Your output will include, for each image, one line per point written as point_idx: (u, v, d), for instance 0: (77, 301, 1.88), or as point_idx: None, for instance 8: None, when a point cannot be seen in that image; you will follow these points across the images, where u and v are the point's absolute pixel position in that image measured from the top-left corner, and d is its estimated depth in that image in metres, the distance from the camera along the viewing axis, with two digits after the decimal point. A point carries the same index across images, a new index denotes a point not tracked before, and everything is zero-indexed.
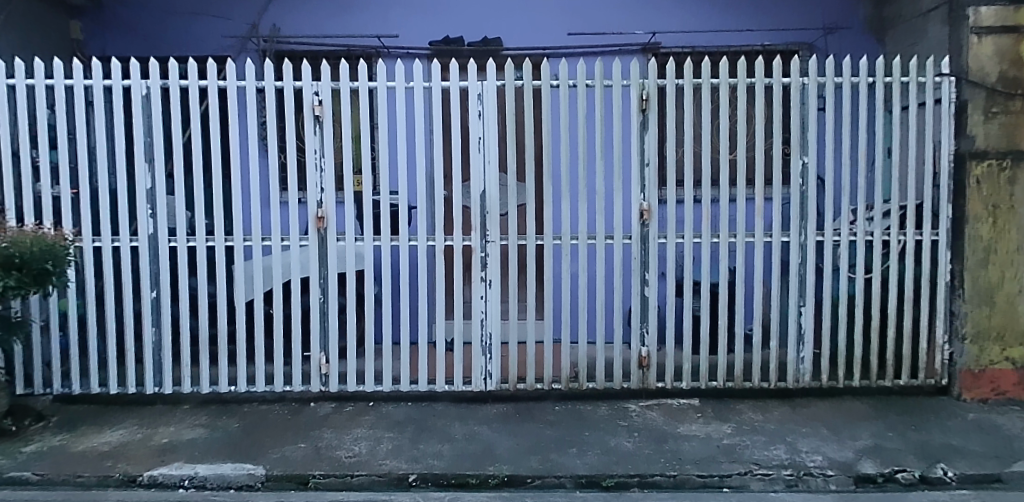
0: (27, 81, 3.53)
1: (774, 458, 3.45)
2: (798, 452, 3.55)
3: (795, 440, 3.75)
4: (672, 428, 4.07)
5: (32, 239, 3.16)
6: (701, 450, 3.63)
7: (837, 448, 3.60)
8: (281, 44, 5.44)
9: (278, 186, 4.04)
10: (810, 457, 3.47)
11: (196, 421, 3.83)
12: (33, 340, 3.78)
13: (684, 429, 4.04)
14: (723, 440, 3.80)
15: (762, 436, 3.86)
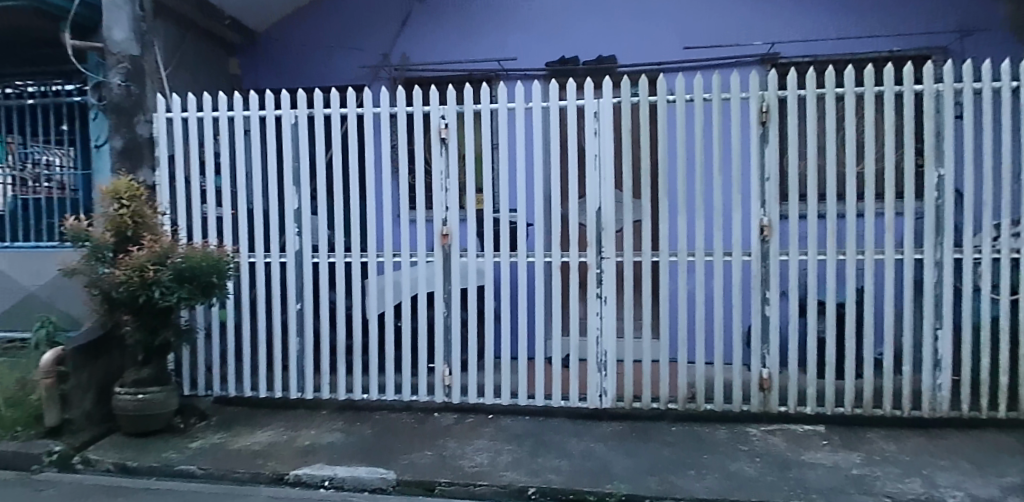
0: (198, 114, 3.96)
1: (909, 492, 3.21)
2: (936, 486, 3.28)
3: (933, 474, 3.46)
4: (796, 454, 3.88)
5: (201, 255, 3.51)
6: (828, 479, 3.44)
7: (981, 484, 3.30)
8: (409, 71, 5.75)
9: (408, 204, 4.27)
10: (950, 492, 3.20)
11: (334, 426, 4.08)
12: (199, 346, 4.20)
13: (809, 456, 3.84)
14: (852, 470, 3.57)
15: (895, 468, 3.60)
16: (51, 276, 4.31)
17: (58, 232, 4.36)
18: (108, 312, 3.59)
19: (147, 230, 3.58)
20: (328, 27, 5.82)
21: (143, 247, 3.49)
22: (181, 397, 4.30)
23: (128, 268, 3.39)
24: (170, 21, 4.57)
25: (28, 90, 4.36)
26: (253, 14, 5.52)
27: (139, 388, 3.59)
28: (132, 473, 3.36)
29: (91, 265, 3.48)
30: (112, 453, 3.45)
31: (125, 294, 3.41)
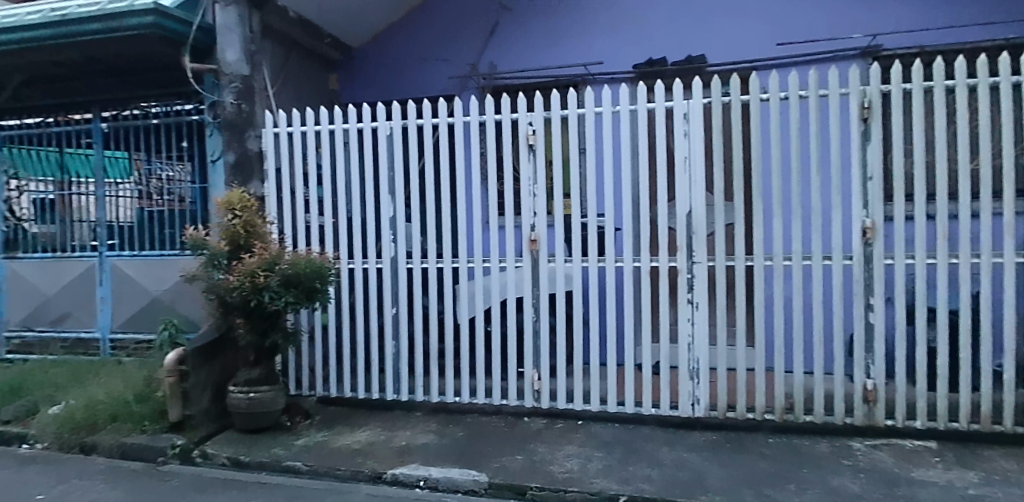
0: (302, 129, 4.19)
1: None
2: None
3: None
4: (905, 471, 3.63)
5: (305, 261, 3.72)
6: (943, 499, 3.20)
7: None
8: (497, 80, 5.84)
9: (497, 211, 4.33)
10: None
11: (428, 427, 4.19)
12: (304, 347, 4.42)
13: (920, 473, 3.59)
14: (970, 490, 3.30)
15: (1020, 490, 3.30)
16: (174, 282, 4.67)
17: (179, 241, 4.69)
18: (223, 315, 3.80)
19: (257, 238, 3.79)
20: (420, 41, 6.00)
21: (253, 255, 3.71)
22: (288, 396, 4.54)
23: (241, 274, 3.61)
24: (277, 42, 4.86)
25: (153, 111, 4.72)
26: (350, 30, 5.78)
27: (251, 387, 3.80)
28: (245, 467, 3.56)
29: (208, 271, 3.73)
30: (227, 447, 3.67)
31: (238, 298, 3.63)
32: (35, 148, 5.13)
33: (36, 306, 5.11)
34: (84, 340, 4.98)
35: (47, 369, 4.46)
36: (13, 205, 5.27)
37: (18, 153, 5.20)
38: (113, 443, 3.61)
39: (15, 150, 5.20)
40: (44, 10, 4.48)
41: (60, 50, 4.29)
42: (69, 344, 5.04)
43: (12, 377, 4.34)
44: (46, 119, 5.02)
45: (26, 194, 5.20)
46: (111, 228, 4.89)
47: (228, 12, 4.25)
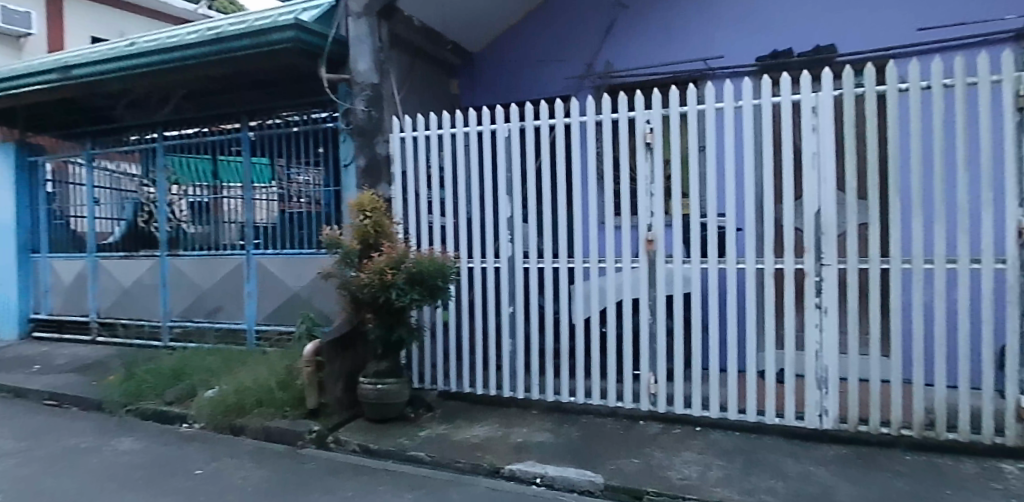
0: (425, 133, 4.39)
1: None
2: None
3: None
4: None
5: (428, 260, 3.87)
6: None
7: None
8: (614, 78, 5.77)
9: (613, 211, 4.31)
10: None
11: (543, 426, 4.23)
12: (427, 342, 4.63)
13: None
14: None
15: None
16: (311, 278, 5.07)
17: (315, 240, 5.07)
18: (355, 310, 4.02)
19: (385, 238, 3.99)
20: (536, 42, 6.04)
21: (381, 254, 3.90)
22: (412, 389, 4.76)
23: (371, 271, 3.81)
24: (402, 51, 5.10)
25: (292, 120, 5.14)
26: (469, 34, 5.94)
27: (379, 378, 4.00)
28: (374, 455, 3.74)
29: (341, 268, 3.96)
30: (357, 435, 3.87)
31: (369, 294, 3.83)
32: (193, 156, 5.67)
33: (193, 298, 5.69)
34: (233, 331, 5.46)
35: (205, 355, 4.90)
36: (173, 207, 5.81)
37: (178, 160, 5.75)
38: (259, 426, 3.93)
39: (176, 158, 5.75)
40: (203, 29, 4.94)
41: (214, 65, 4.70)
42: (220, 333, 5.55)
43: (175, 361, 4.78)
44: (202, 130, 5.63)
45: (185, 198, 5.72)
46: (256, 229, 5.31)
47: (359, 24, 4.51)
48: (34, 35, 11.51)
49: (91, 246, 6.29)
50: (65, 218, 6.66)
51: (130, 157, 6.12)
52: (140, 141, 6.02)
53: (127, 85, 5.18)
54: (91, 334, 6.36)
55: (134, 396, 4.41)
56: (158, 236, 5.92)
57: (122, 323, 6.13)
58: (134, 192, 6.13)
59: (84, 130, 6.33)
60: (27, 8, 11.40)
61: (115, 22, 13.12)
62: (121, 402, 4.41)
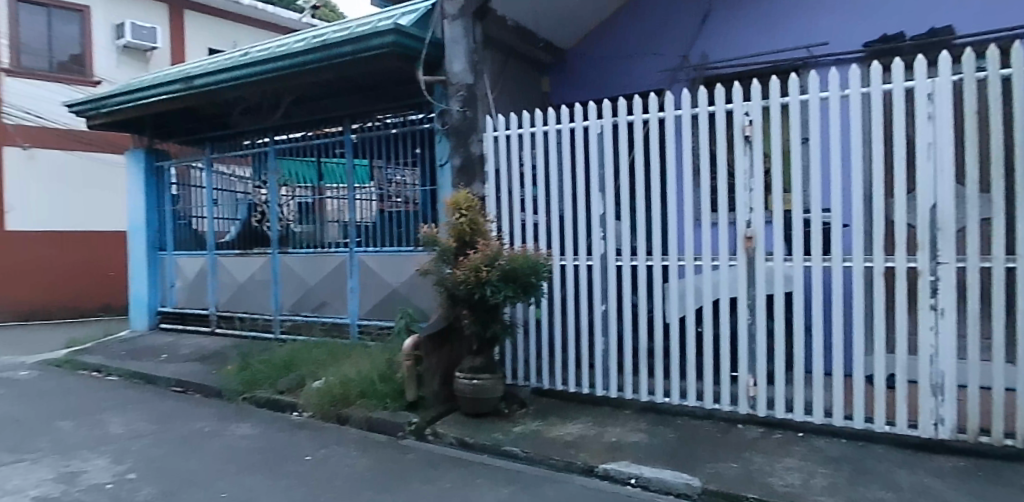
0: (518, 131, 4.44)
1: None
2: None
3: None
4: None
5: (522, 258, 3.90)
6: None
7: None
8: (710, 70, 5.57)
9: (709, 208, 4.19)
10: None
11: (638, 426, 4.17)
12: (519, 339, 4.70)
13: None
14: None
15: None
16: (410, 275, 5.24)
17: (413, 238, 5.27)
18: (450, 306, 4.12)
19: (479, 236, 4.04)
20: (628, 37, 5.95)
21: (477, 251, 3.97)
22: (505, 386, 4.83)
23: (467, 268, 3.88)
24: (496, 50, 5.19)
25: (390, 122, 5.34)
26: (560, 31, 5.93)
27: (474, 374, 4.06)
28: (470, 448, 3.82)
29: (438, 265, 4.05)
30: (455, 428, 3.96)
31: (464, 291, 3.90)
32: (300, 159, 5.97)
33: (301, 294, 6.00)
34: (337, 325, 5.72)
35: (313, 347, 5.15)
36: (283, 207, 6.11)
37: (287, 163, 6.07)
38: (362, 417, 4.09)
39: (285, 161, 6.08)
40: (308, 37, 5.19)
41: (318, 71, 4.94)
42: (326, 327, 5.79)
43: (286, 353, 5.07)
44: (307, 134, 5.93)
45: (294, 199, 6.02)
46: (358, 228, 5.54)
47: (455, 26, 4.60)
48: (160, 48, 12.50)
49: (211, 244, 6.77)
50: (187, 219, 7.19)
51: (244, 160, 6.54)
52: (251, 146, 6.41)
53: (240, 92, 5.52)
54: (210, 326, 6.84)
55: (250, 384, 4.72)
56: (269, 235, 6.28)
57: (238, 317, 6.55)
58: (246, 193, 6.59)
59: (203, 137, 6.82)
60: (152, 23, 12.40)
61: (231, 29, 13.83)
62: (239, 390, 4.73)
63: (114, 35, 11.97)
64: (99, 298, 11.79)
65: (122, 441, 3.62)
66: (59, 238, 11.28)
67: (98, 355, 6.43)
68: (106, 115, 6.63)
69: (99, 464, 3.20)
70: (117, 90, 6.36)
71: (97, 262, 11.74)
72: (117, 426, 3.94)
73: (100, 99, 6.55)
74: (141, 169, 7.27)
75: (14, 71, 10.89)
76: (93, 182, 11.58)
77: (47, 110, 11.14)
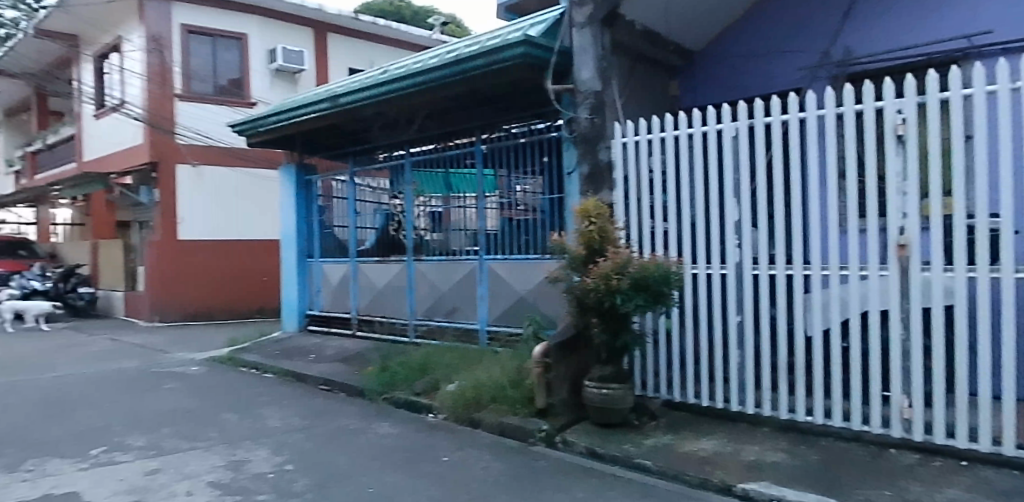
0: (648, 137, 4.40)
1: None
2: None
3: None
4: None
5: (653, 266, 3.78)
6: None
7: None
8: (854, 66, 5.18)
9: (856, 212, 3.90)
10: None
11: (778, 445, 3.92)
12: (647, 350, 4.64)
13: None
14: None
15: None
16: (537, 282, 5.30)
17: (541, 246, 5.32)
18: (580, 314, 4.10)
19: (609, 244, 3.98)
20: (762, 35, 5.70)
21: (607, 259, 3.91)
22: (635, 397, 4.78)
23: (596, 276, 3.84)
24: (621, 55, 5.23)
25: (516, 132, 5.48)
26: (690, 34, 5.80)
27: (604, 383, 4.01)
28: (601, 459, 3.75)
29: (568, 273, 4.08)
30: (585, 437, 3.92)
31: (594, 299, 3.87)
32: (433, 170, 6.23)
33: (434, 300, 6.24)
34: (468, 331, 5.91)
35: (445, 351, 5.34)
36: (418, 217, 6.37)
37: (422, 175, 6.34)
38: (493, 421, 4.19)
39: (420, 173, 6.36)
40: (441, 53, 5.40)
41: (450, 85, 5.13)
42: (457, 332, 6.01)
43: (421, 356, 5.28)
44: (441, 145, 6.21)
45: (428, 208, 6.28)
46: (486, 236, 5.70)
47: (583, 33, 4.59)
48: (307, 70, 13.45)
49: (353, 252, 7.18)
50: (331, 228, 7.68)
51: (383, 172, 6.93)
52: (390, 158, 6.82)
53: (378, 109, 5.85)
54: (351, 329, 7.26)
55: (389, 385, 4.97)
56: (405, 243, 6.59)
57: (377, 320, 6.91)
58: (384, 203, 6.92)
59: (346, 151, 7.31)
60: (300, 46, 13.43)
61: (369, 49, 14.70)
62: (379, 390, 4.99)
63: (267, 59, 12.96)
64: (252, 301, 12.77)
65: (279, 433, 3.91)
66: (218, 246, 12.42)
67: (254, 353, 7.02)
68: (261, 135, 7.26)
69: (260, 454, 3.46)
70: (270, 111, 6.95)
71: (253, 269, 12.78)
72: (275, 419, 4.26)
73: (256, 120, 7.19)
74: (292, 183, 7.86)
75: (185, 96, 12.21)
76: (247, 196, 12.65)
77: (210, 129, 12.39)
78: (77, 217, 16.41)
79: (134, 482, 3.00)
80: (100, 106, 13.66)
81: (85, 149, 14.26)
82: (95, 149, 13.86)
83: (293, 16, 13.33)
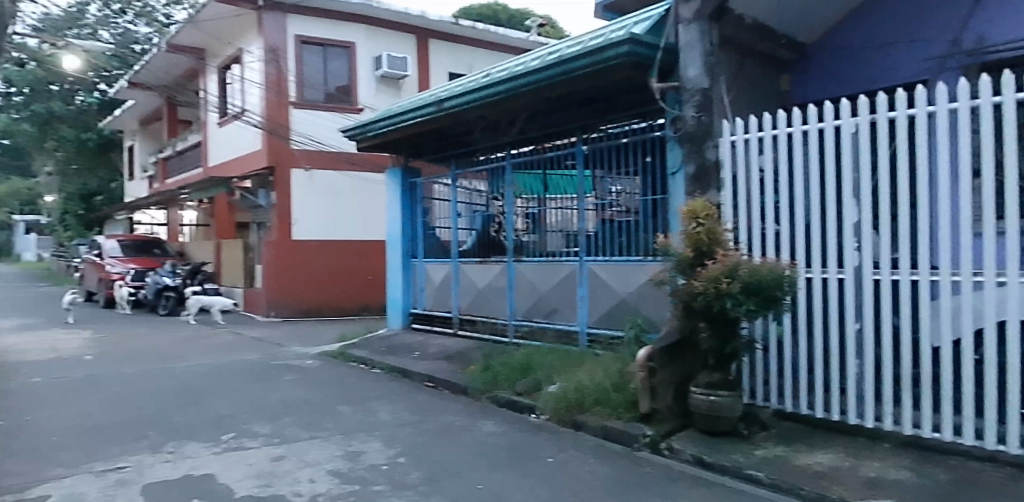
0: (759, 135, 4.25)
1: None
2: None
3: None
4: None
5: (767, 270, 3.62)
6: None
7: None
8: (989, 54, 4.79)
9: (987, 212, 3.40)
10: None
11: (900, 462, 3.59)
12: (755, 358, 4.48)
13: None
14: None
15: None
16: (640, 284, 5.21)
17: (646, 249, 5.24)
18: (687, 318, 4.00)
19: (718, 246, 3.84)
20: (884, 25, 5.35)
21: (716, 262, 3.77)
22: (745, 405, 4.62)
23: (705, 279, 3.70)
24: (732, 50, 5.08)
25: (616, 132, 5.45)
26: (805, 25, 5.55)
27: (711, 390, 3.89)
28: (709, 468, 3.61)
29: (674, 275, 3.97)
30: (691, 445, 3.81)
31: (702, 303, 3.74)
32: (533, 172, 6.33)
33: (534, 300, 6.27)
34: (568, 333, 5.91)
35: (546, 352, 5.35)
36: (518, 218, 6.46)
37: (523, 177, 6.43)
38: (597, 424, 4.17)
39: (521, 174, 6.44)
40: (544, 54, 5.43)
41: (553, 86, 5.14)
42: (557, 334, 6.02)
43: (522, 356, 5.32)
44: (538, 147, 6.24)
45: (526, 209, 6.37)
46: (586, 239, 5.69)
47: (690, 28, 4.46)
48: (409, 77, 13.89)
49: (455, 253, 7.35)
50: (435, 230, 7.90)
51: (482, 175, 7.09)
52: (487, 161, 6.96)
53: (481, 112, 5.96)
54: (453, 329, 7.44)
55: (492, 384, 5.04)
56: (505, 244, 6.69)
57: (479, 320, 7.02)
58: (484, 206, 7.08)
59: (448, 154, 7.48)
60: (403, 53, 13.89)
61: (467, 53, 14.99)
62: (482, 389, 5.08)
63: (373, 66, 13.53)
64: (359, 299, 13.29)
65: (389, 427, 4.04)
66: (327, 246, 13.00)
67: (362, 349, 7.31)
68: (369, 139, 7.56)
69: (374, 446, 3.58)
70: (377, 116, 7.24)
71: (358, 268, 13.29)
72: (385, 413, 4.41)
73: (366, 125, 7.50)
74: (398, 184, 8.11)
75: (300, 104, 12.90)
76: (349, 197, 13.17)
77: (322, 135, 13.05)
78: (201, 218, 17.80)
79: (262, 467, 3.18)
80: (224, 114, 14.71)
81: (209, 154, 15.37)
82: (217, 154, 14.95)
83: (398, 25, 13.86)
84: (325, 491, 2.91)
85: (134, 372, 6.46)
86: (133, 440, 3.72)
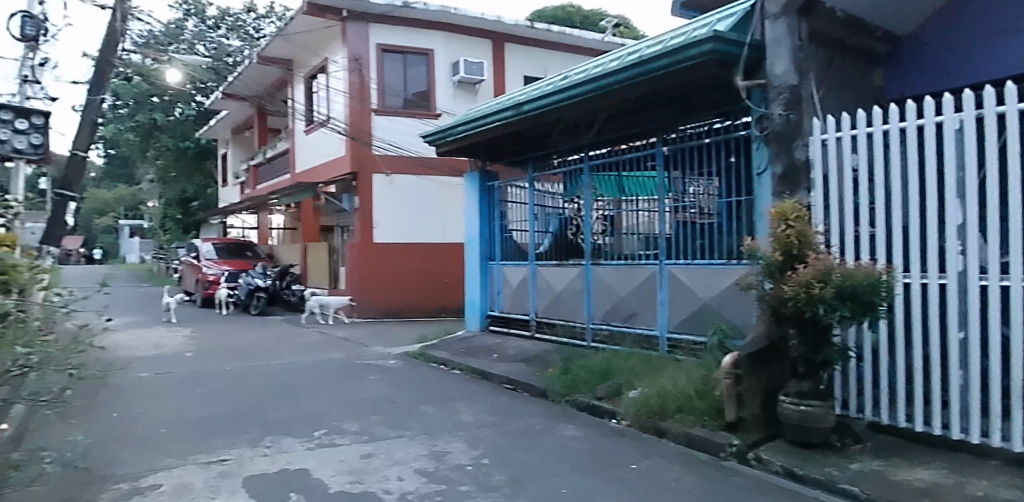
0: (852, 132, 4.03)
1: None
2: None
3: None
4: None
5: (863, 274, 3.41)
6: None
7: None
8: None
9: None
10: None
11: (1011, 481, 3.24)
12: (850, 367, 4.28)
13: None
14: None
15: None
16: (723, 288, 5.09)
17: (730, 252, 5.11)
18: (777, 323, 3.87)
19: (809, 250, 3.68)
20: (988, 12, 4.99)
21: (807, 266, 3.62)
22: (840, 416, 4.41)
23: (795, 284, 3.57)
24: (823, 45, 4.89)
25: (699, 133, 5.32)
26: (900, 16, 5.28)
27: (802, 399, 3.71)
28: (800, 481, 3.45)
29: (763, 280, 3.87)
30: (781, 456, 3.66)
31: (793, 308, 3.61)
32: (612, 174, 6.31)
33: (612, 303, 6.21)
34: (647, 337, 5.83)
35: (627, 357, 5.30)
36: (596, 221, 6.43)
37: (601, 179, 6.41)
38: (680, 432, 4.10)
39: (599, 176, 6.42)
40: (624, 54, 5.39)
41: (632, 87, 5.08)
42: (635, 338, 5.95)
43: (602, 360, 5.29)
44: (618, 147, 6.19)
45: (604, 211, 6.37)
46: (666, 241, 5.62)
47: (776, 25, 4.43)
48: (485, 81, 14.08)
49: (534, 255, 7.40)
50: (511, 233, 7.96)
51: (557, 178, 7.11)
52: (562, 164, 6.98)
53: (559, 115, 5.97)
54: (530, 331, 7.47)
55: (571, 388, 5.03)
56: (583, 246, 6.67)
57: (557, 323, 7.01)
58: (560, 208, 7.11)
59: (525, 157, 7.53)
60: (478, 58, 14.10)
61: (542, 55, 15.05)
62: (561, 392, 5.08)
63: (450, 72, 13.78)
64: (435, 300, 13.55)
65: (471, 428, 4.09)
66: (404, 249, 13.31)
67: (442, 350, 7.46)
68: (448, 143, 7.70)
69: (459, 447, 3.64)
70: (456, 121, 7.38)
71: (434, 270, 13.53)
72: (467, 414, 4.47)
73: (444, 130, 7.65)
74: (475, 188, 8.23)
75: (382, 111, 13.29)
76: (424, 200, 13.41)
77: (402, 141, 13.38)
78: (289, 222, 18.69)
79: (353, 464, 3.28)
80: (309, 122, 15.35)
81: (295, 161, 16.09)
82: (303, 160, 15.63)
83: (474, 31, 14.07)
84: (414, 490, 2.97)
85: (230, 368, 6.82)
86: (234, 434, 3.93)
